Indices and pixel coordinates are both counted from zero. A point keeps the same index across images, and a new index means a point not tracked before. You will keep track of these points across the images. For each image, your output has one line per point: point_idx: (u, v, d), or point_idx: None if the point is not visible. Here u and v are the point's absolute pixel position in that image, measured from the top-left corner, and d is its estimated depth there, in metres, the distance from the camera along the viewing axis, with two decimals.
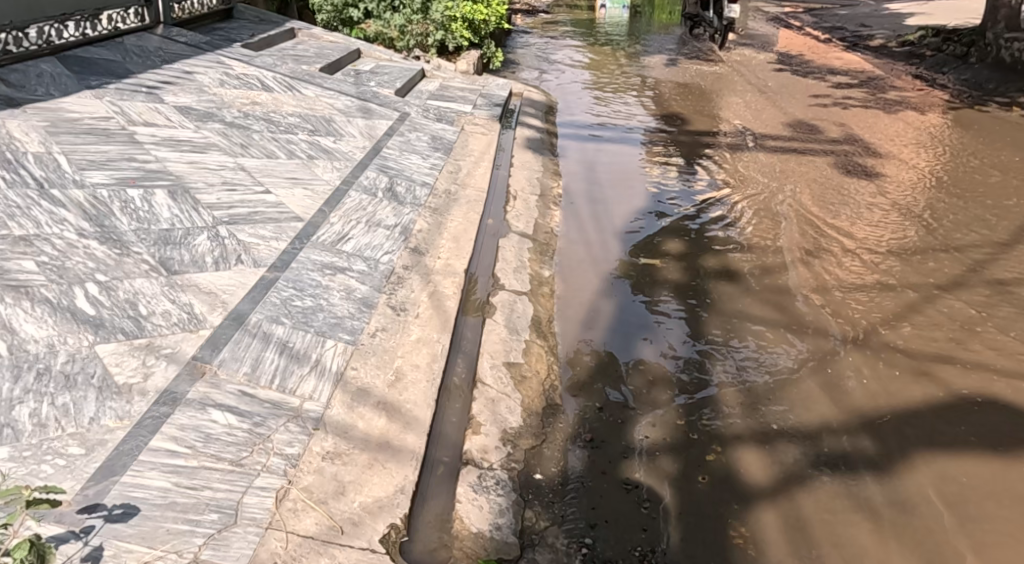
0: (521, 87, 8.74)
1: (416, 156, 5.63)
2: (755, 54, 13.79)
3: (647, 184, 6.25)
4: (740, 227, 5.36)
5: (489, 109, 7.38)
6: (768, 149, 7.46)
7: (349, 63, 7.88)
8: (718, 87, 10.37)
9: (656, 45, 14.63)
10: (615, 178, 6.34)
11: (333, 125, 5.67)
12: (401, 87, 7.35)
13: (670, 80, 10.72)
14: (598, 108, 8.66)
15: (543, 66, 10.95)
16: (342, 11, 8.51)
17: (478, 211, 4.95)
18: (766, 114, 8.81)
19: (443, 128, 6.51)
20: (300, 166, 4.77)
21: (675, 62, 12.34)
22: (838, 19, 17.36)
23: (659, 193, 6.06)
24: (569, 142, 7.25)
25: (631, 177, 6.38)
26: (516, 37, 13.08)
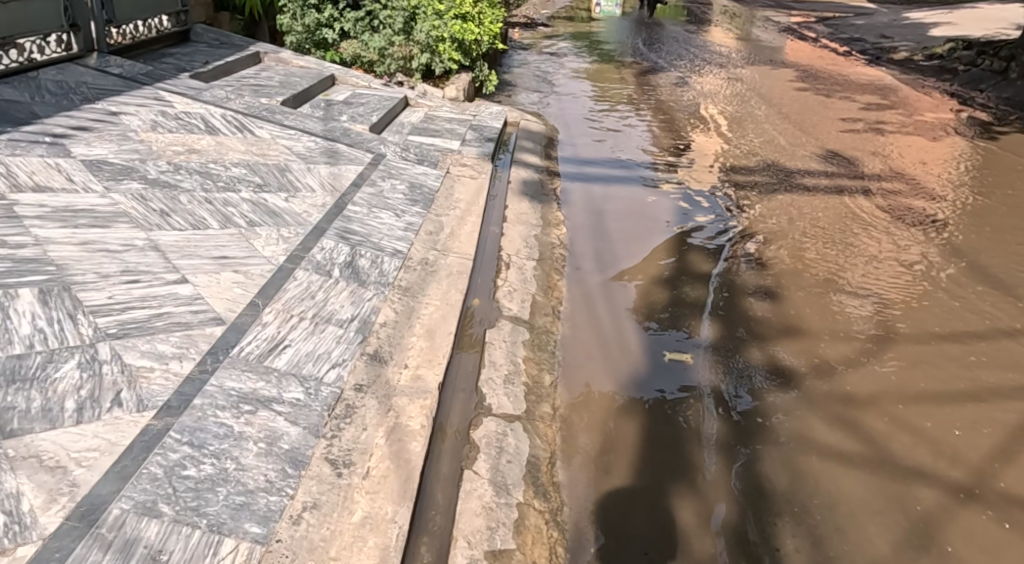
0: (518, 116, 7.79)
1: (388, 214, 4.66)
2: (770, 71, 12.84)
3: (664, 234, 5.32)
4: (785, 298, 4.37)
5: (480, 144, 6.42)
6: (801, 188, 6.49)
7: (320, 94, 6.92)
8: (736, 111, 9.40)
9: (663, 60, 13.70)
10: (625, 228, 5.40)
11: (288, 177, 4.70)
12: (379, 121, 6.38)
13: (682, 103, 9.76)
14: (605, 138, 7.69)
15: (543, 87, 9.99)
16: (314, 33, 7.57)
17: (462, 290, 3.97)
18: (794, 144, 7.84)
19: (425, 172, 5.53)
20: (236, 237, 3.79)
21: (686, 80, 11.39)
22: (856, 30, 16.40)
23: (680, 245, 5.12)
24: (572, 183, 6.29)
25: (645, 226, 5.44)
26: (513, 54, 12.20)
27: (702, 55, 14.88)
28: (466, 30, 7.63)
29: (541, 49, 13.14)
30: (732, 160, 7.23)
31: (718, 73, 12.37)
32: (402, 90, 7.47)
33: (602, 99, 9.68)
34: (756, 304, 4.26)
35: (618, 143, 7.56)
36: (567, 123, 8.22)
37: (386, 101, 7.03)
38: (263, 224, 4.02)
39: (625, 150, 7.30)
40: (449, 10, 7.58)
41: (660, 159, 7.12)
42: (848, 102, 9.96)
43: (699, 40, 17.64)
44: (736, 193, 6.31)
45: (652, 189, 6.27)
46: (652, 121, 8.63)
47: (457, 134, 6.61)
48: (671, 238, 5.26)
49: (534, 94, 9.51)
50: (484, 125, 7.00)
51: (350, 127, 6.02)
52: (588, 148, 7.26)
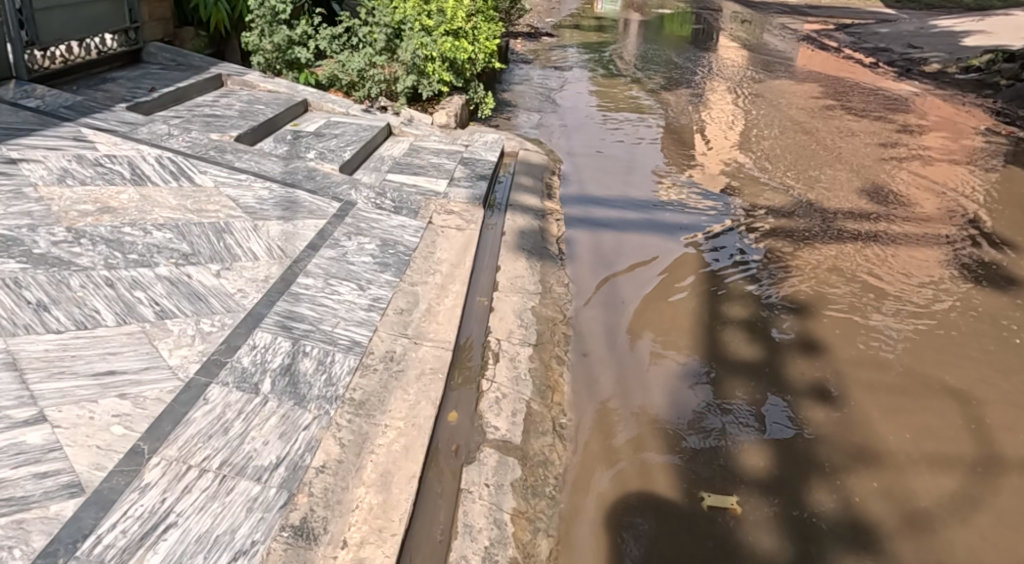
0: (517, 145, 6.88)
1: (349, 286, 3.75)
2: (792, 85, 11.89)
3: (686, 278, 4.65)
4: (850, 398, 3.43)
5: (471, 184, 5.53)
6: (846, 233, 5.56)
7: (288, 125, 6.03)
8: (761, 135, 8.46)
9: (677, 74, 12.76)
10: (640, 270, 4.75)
11: (224, 241, 3.79)
12: (353, 157, 5.49)
13: (699, 125, 8.83)
14: (615, 170, 6.78)
15: (546, 108, 9.07)
16: (286, 52, 6.68)
17: (434, 401, 3.04)
18: (830, 177, 6.91)
19: (402, 224, 4.65)
20: (135, 339, 2.88)
21: (702, 98, 10.46)
22: (881, 38, 15.44)
23: (704, 292, 4.44)
24: (574, 231, 5.35)
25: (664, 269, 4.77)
26: (514, 67, 11.34)
27: (716, 68, 13.93)
28: (459, 48, 6.80)
29: (544, 62, 12.22)
30: (762, 197, 6.29)
31: (736, 89, 11.43)
32: (384, 118, 6.58)
33: (611, 121, 8.76)
34: (813, 409, 3.32)
35: (630, 175, 6.64)
36: (572, 152, 7.31)
37: (365, 131, 6.14)
38: (177, 315, 3.10)
39: (638, 185, 6.37)
40: (440, 25, 6.77)
41: (679, 195, 6.20)
42: (883, 123, 9.03)
43: (713, 50, 16.69)
44: (771, 241, 5.36)
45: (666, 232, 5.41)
46: (667, 148, 7.71)
47: (445, 171, 5.72)
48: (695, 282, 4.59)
49: (536, 116, 8.60)
50: (477, 159, 6.13)
51: (317, 167, 5.13)
52: (596, 185, 6.34)
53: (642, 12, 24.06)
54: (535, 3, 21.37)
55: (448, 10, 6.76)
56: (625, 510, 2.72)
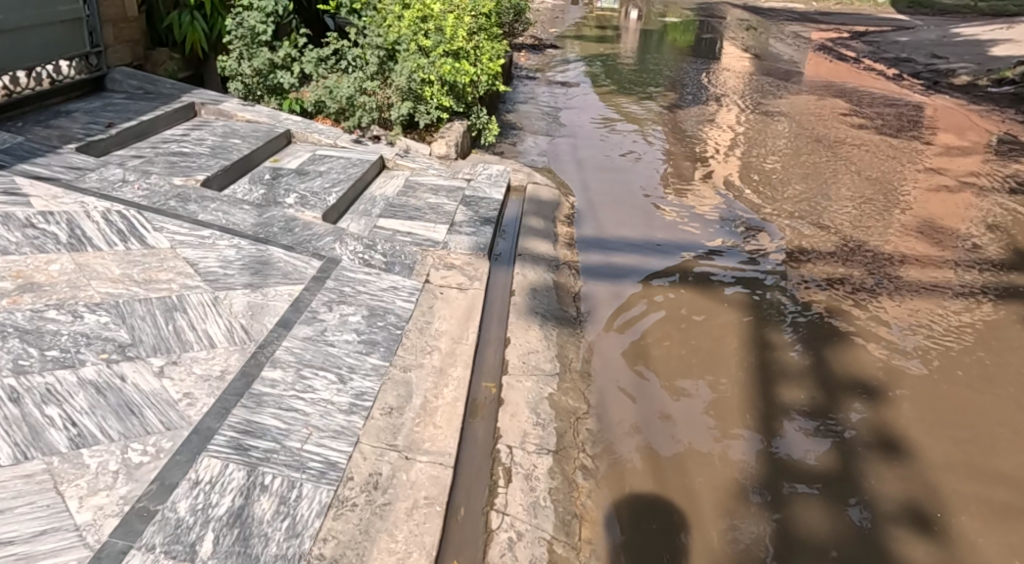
0: (524, 177, 6.22)
1: (326, 379, 3.06)
2: (814, 101, 11.22)
3: (723, 306, 4.44)
4: (955, 531, 2.75)
5: (473, 231, 4.88)
6: (903, 281, 4.88)
7: (268, 161, 5.37)
8: (789, 160, 7.78)
9: (689, 90, 12.10)
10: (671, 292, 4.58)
11: (173, 324, 3.11)
12: (340, 200, 4.84)
13: (721, 149, 8.15)
14: (634, 206, 6.11)
15: (553, 131, 8.41)
16: (267, 77, 6.07)
17: (430, 553, 2.35)
18: (871, 210, 6.24)
19: (393, 286, 4.00)
20: (34, 485, 2.20)
21: (719, 118, 9.80)
22: (901, 48, 14.79)
23: (739, 322, 4.25)
24: (592, 289, 4.61)
25: (699, 295, 4.56)
26: (518, 84, 10.70)
27: (730, 81, 13.27)
28: (461, 70, 6.19)
29: (549, 78, 11.56)
30: (801, 238, 5.60)
31: (754, 107, 10.79)
32: (378, 148, 5.99)
33: (624, 146, 8.10)
34: (913, 547, 2.67)
35: (651, 212, 5.96)
36: (584, 184, 6.65)
37: (354, 167, 5.48)
38: (95, 442, 2.41)
39: (661, 224, 5.69)
40: (439, 45, 6.16)
41: (708, 235, 5.51)
42: (919, 144, 8.36)
43: (724, 62, 16.02)
44: (822, 293, 4.65)
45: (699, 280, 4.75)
46: (687, 178, 7.05)
47: (443, 216, 5.06)
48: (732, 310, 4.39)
49: (543, 141, 7.94)
50: (480, 196, 5.52)
51: (297, 216, 4.46)
52: (613, 224, 5.67)
53: (648, 21, 23.41)
54: (537, 13, 20.71)
55: (448, 29, 6.14)
56: (632, 550, 2.59)
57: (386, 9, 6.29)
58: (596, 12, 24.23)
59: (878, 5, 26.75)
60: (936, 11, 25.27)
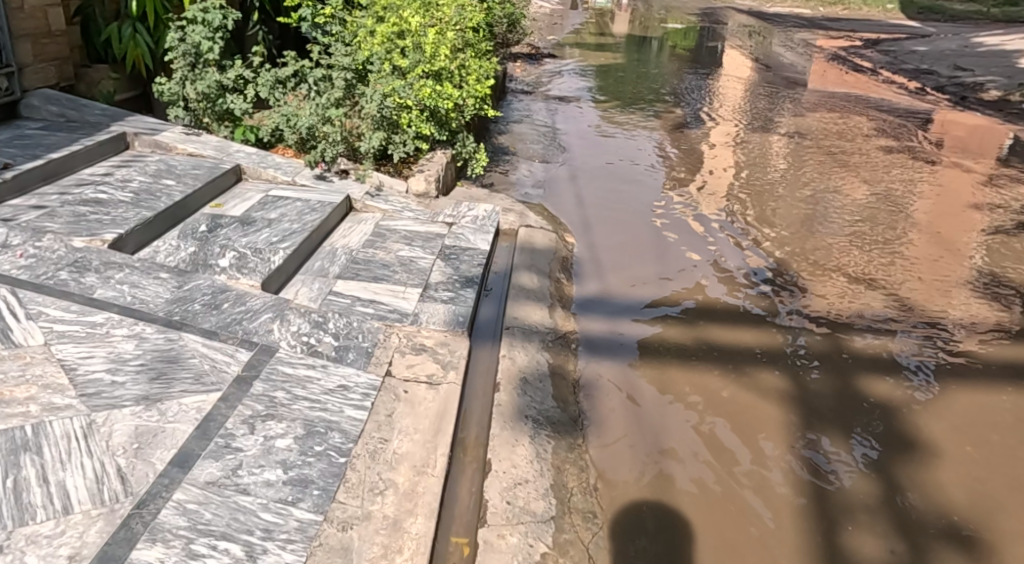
0: (515, 220, 5.36)
1: (226, 556, 2.16)
2: (833, 118, 10.36)
3: (731, 324, 4.26)
4: None
5: (451, 297, 4.01)
6: (975, 360, 4.04)
7: (206, 207, 4.46)
8: (814, 190, 6.91)
9: (697, 106, 11.22)
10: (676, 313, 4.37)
11: (14, 477, 2.24)
12: (289, 258, 3.98)
13: (739, 177, 7.30)
14: (643, 253, 5.28)
15: (550, 157, 7.54)
16: (216, 102, 5.21)
17: None
18: (916, 260, 5.39)
19: (342, 384, 3.11)
20: None
21: (732, 139, 8.93)
22: (921, 60, 13.93)
23: (749, 342, 4.06)
24: (594, 366, 3.77)
25: (705, 315, 4.36)
26: (512, 100, 9.86)
27: (739, 94, 12.46)
28: (442, 94, 5.43)
29: (546, 92, 10.66)
30: (838, 297, 4.75)
31: (770, 125, 9.99)
32: (341, 187, 5.11)
33: (630, 176, 7.24)
34: None
35: (662, 263, 5.13)
36: (585, 225, 5.81)
37: (312, 213, 4.59)
38: None
39: (675, 279, 4.86)
40: (417, 64, 5.37)
41: (729, 294, 4.68)
42: (957, 174, 7.51)
43: (731, 70, 15.23)
44: (875, 376, 3.77)
45: (706, 309, 4.44)
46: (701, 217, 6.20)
47: (415, 277, 4.20)
48: (741, 330, 4.20)
49: (538, 169, 7.07)
50: (462, 246, 4.70)
51: (229, 285, 3.59)
52: (619, 279, 4.84)
53: (649, 27, 22.51)
54: (534, 19, 19.75)
55: (427, 47, 5.31)
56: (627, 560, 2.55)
57: (357, 22, 5.52)
58: (596, 18, 23.30)
59: (887, 12, 25.94)
60: (948, 19, 24.46)
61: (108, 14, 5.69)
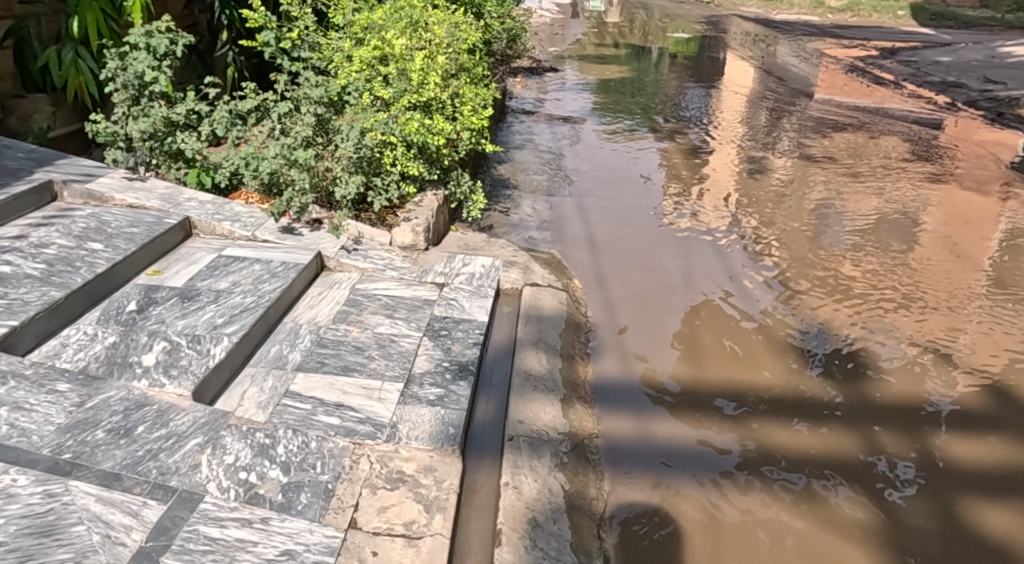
0: (518, 277, 4.56)
1: None
2: (861, 148, 9.59)
3: (773, 404, 3.61)
4: None
5: (438, 394, 3.21)
6: None
7: (139, 278, 3.65)
8: (859, 244, 6.12)
9: (712, 128, 10.41)
10: (707, 392, 3.69)
11: None
12: (235, 350, 3.17)
13: (769, 220, 6.58)
14: (670, 316, 4.55)
15: (556, 190, 6.74)
16: (164, 142, 4.41)
17: None
18: (998, 336, 4.59)
19: (287, 548, 2.30)
20: None
21: (755, 171, 8.22)
22: (946, 73, 13.14)
23: (797, 433, 3.40)
24: (621, 483, 3.04)
25: (740, 392, 3.71)
26: (513, 122, 9.10)
27: (756, 111, 11.74)
28: (431, 129, 4.68)
29: (549, 111, 9.87)
30: (906, 375, 3.97)
31: (794, 151, 9.30)
32: (317, 236, 4.41)
33: (644, 214, 6.49)
34: None
35: (693, 328, 4.39)
36: (602, 276, 5.08)
37: (271, 280, 3.79)
38: None
39: (710, 351, 4.12)
40: (402, 95, 4.63)
41: (774, 367, 3.95)
42: (1012, 238, 6.81)
43: (743, 82, 14.53)
44: (975, 499, 3.07)
45: (743, 387, 3.76)
46: (731, 266, 5.45)
47: (396, 366, 3.39)
48: (784, 413, 3.54)
49: (543, 205, 6.27)
50: (455, 318, 3.89)
51: (148, 397, 2.76)
52: (644, 351, 4.10)
53: (654, 37, 21.72)
54: (536, 30, 18.93)
55: (414, 73, 4.56)
56: None
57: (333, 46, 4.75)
58: (598, 27, 22.51)
59: (898, 18, 25.17)
60: (962, 26, 23.69)
61: (46, 36, 4.91)
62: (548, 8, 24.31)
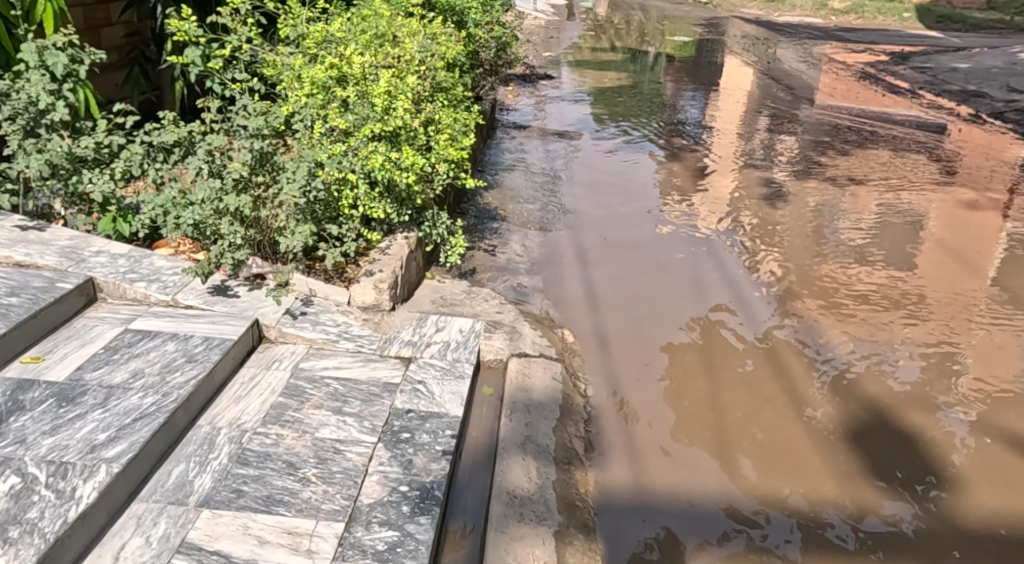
0: (504, 346, 3.75)
1: None
2: (882, 168, 8.83)
3: (785, 454, 3.30)
4: None
5: (390, 541, 2.39)
6: None
7: (9, 369, 2.83)
8: (899, 290, 5.36)
9: (720, 141, 9.64)
10: (714, 441, 3.37)
11: None
12: (115, 484, 2.35)
13: (793, 258, 5.82)
14: (670, 351, 4.17)
15: (551, 223, 5.96)
16: (67, 183, 3.59)
17: None
18: None
19: None
20: None
21: (771, 194, 7.47)
22: (964, 83, 12.38)
23: (815, 487, 3.11)
24: None
25: (748, 438, 3.40)
26: (503, 138, 8.30)
27: (764, 123, 10.99)
28: (400, 164, 3.98)
29: (543, 126, 9.06)
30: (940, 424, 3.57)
31: (810, 170, 8.57)
32: (252, 298, 3.61)
33: (644, 247, 5.82)
34: None
35: (717, 405, 3.66)
36: (594, 305, 4.68)
37: (186, 368, 2.96)
38: None
39: (716, 394, 3.77)
40: (364, 123, 3.89)
41: (783, 409, 3.63)
42: None
43: (748, 88, 13.78)
44: None
45: (752, 434, 3.43)
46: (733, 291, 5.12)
47: (337, 495, 2.56)
48: (798, 465, 3.24)
49: (534, 245, 5.49)
50: (421, 411, 3.07)
51: None
52: (655, 428, 3.43)
53: (654, 40, 20.89)
54: (530, 34, 18.09)
55: (377, 99, 3.84)
56: None
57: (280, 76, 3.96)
58: (595, 29, 21.67)
59: (904, 21, 24.46)
60: (969, 29, 23.07)
61: None
62: (543, 10, 23.46)
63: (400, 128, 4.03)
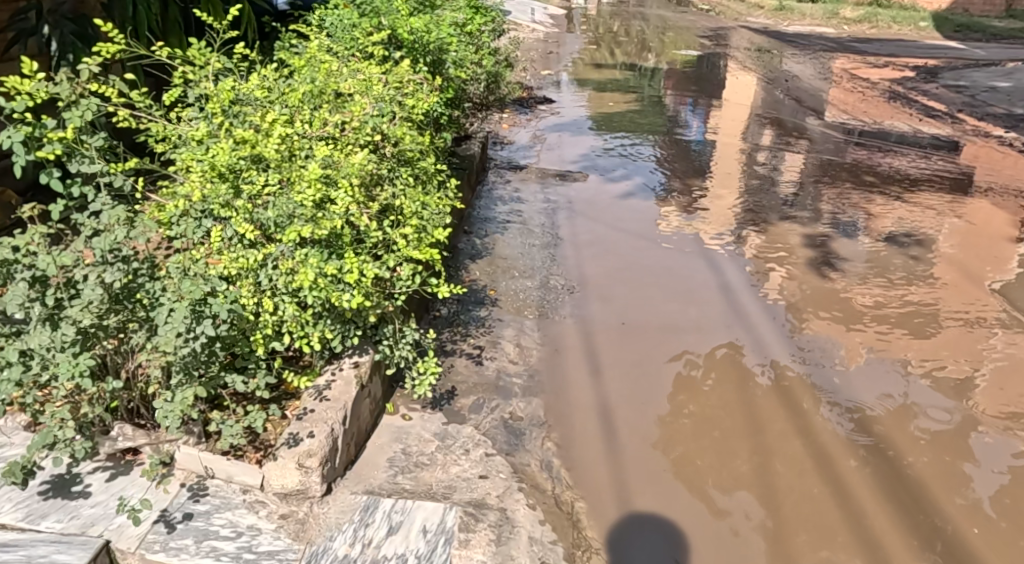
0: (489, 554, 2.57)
1: None
2: (938, 207, 7.63)
3: (799, 482, 3.42)
4: None
5: None
6: None
7: None
8: (1003, 405, 4.17)
9: (747, 172, 8.47)
10: (728, 473, 3.42)
11: None
12: None
13: (856, 351, 4.67)
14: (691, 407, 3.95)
15: (552, 308, 4.80)
16: None
17: None
18: None
19: None
20: None
21: (816, 244, 6.32)
22: (1007, 107, 11.28)
23: (826, 510, 3.25)
24: None
25: (763, 465, 3.51)
26: (496, 183, 7.13)
27: (791, 148, 9.84)
28: (340, 278, 2.87)
29: (542, 164, 7.90)
30: (954, 461, 3.64)
31: (854, 207, 7.43)
32: (106, 499, 2.41)
33: (656, 289, 5.34)
34: None
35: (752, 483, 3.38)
36: (598, 367, 4.24)
37: None
38: None
39: (735, 423, 3.82)
40: (289, 222, 2.77)
41: (794, 434, 3.76)
42: None
43: (767, 104, 12.64)
44: None
45: (769, 461, 3.54)
46: (744, 325, 4.88)
47: None
48: (810, 490, 3.37)
49: (531, 345, 4.33)
50: None
51: None
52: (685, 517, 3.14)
53: (660, 51, 19.78)
54: (528, 49, 17.00)
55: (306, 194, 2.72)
56: None
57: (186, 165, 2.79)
58: (598, 41, 20.51)
59: (922, 30, 23.38)
60: (990, 38, 22.03)
61: None
62: (542, 22, 22.35)
63: (343, 227, 2.91)
